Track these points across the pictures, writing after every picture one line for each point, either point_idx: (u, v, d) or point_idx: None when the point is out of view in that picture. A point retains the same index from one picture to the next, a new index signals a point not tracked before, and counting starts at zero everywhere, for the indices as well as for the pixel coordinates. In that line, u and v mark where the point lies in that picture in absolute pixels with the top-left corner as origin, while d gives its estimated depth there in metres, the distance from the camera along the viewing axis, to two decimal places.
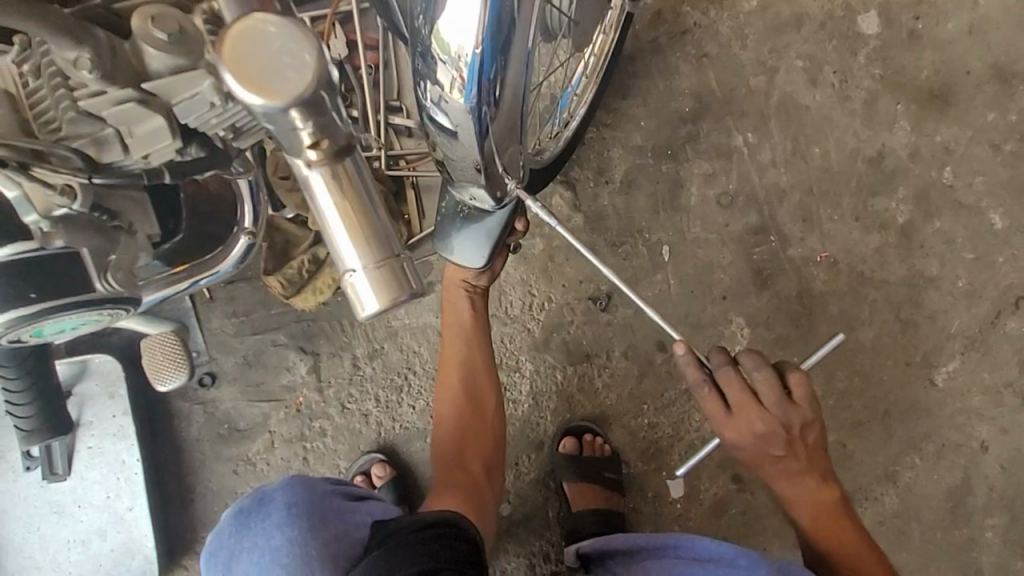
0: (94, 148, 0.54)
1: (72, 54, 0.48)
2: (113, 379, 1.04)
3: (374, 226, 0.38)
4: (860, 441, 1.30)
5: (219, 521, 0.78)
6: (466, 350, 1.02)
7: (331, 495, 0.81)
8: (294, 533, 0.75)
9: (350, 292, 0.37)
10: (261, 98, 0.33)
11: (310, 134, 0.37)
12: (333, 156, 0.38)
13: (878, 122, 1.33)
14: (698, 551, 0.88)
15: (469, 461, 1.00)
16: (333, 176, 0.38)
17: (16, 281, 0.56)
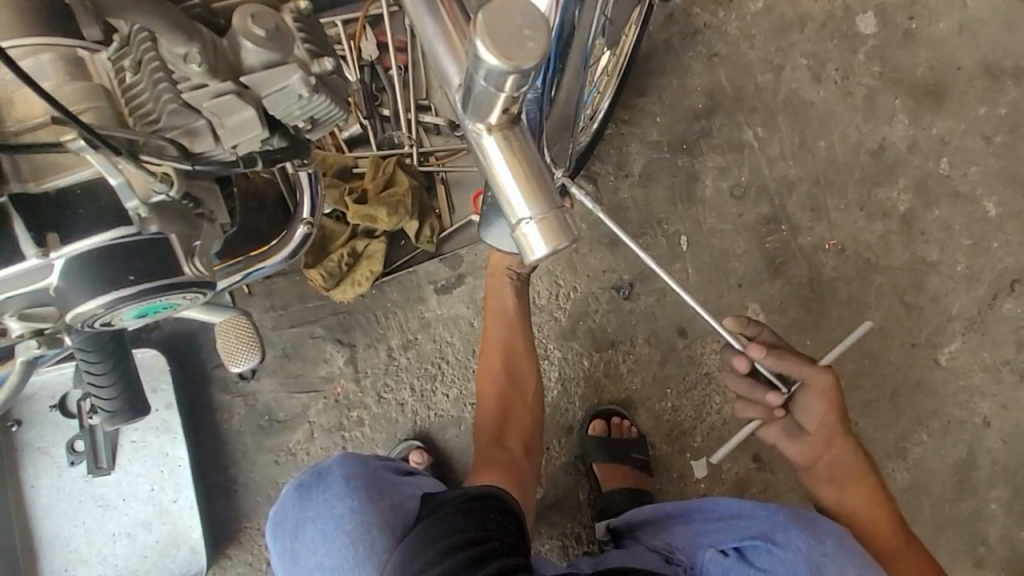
0: (188, 139, 0.58)
1: (182, 49, 0.51)
2: (156, 373, 1.07)
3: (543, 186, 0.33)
4: (871, 420, 1.36)
5: (282, 492, 0.81)
6: (507, 333, 1.06)
7: (383, 469, 0.85)
8: (355, 503, 0.79)
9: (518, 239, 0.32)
10: (496, 61, 0.28)
11: (507, 101, 0.31)
12: (511, 122, 0.33)
13: (878, 117, 1.40)
14: (721, 511, 0.92)
15: (508, 440, 1.02)
16: (508, 142, 0.33)
17: (114, 264, 0.58)
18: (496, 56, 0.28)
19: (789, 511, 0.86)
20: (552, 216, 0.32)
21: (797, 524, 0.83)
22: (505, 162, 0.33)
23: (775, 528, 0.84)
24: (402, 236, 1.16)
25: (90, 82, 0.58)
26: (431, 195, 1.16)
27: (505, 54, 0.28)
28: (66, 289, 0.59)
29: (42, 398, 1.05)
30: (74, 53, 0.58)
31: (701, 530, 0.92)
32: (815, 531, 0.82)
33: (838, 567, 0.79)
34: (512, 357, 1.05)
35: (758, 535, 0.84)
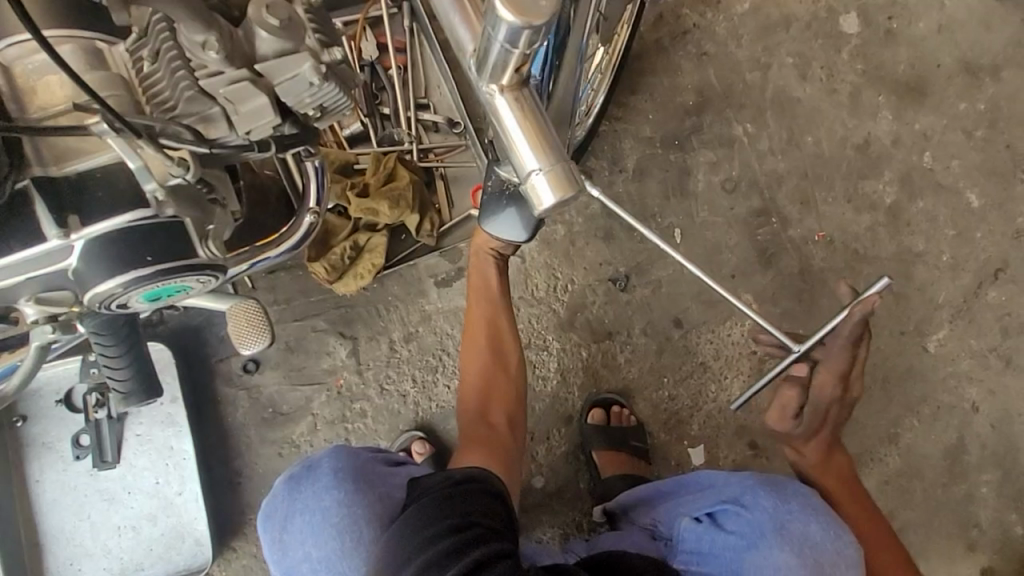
0: (203, 125, 0.61)
1: (201, 37, 0.54)
2: (161, 367, 1.08)
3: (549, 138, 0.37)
4: (862, 406, 1.39)
5: (274, 485, 0.83)
6: (489, 312, 1.08)
7: (373, 461, 0.86)
8: (342, 495, 0.80)
9: (527, 188, 0.37)
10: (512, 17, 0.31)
11: (518, 59, 0.35)
12: (519, 81, 0.37)
13: (863, 113, 1.45)
14: (701, 482, 0.95)
15: (493, 417, 1.03)
16: (516, 99, 0.37)
17: (132, 246, 0.61)
18: (511, 13, 0.31)
19: (757, 476, 0.87)
20: (559, 165, 0.36)
21: (765, 487, 0.84)
22: (517, 119, 0.37)
23: (744, 492, 0.85)
24: (403, 230, 1.18)
25: (109, 71, 0.61)
26: (431, 190, 1.19)
27: (520, 12, 0.32)
28: (85, 270, 0.62)
29: (47, 393, 1.06)
30: (94, 45, 0.61)
31: (681, 501, 0.94)
32: (781, 492, 0.83)
33: (803, 524, 0.80)
34: (496, 334, 1.08)
35: (727, 500, 0.85)
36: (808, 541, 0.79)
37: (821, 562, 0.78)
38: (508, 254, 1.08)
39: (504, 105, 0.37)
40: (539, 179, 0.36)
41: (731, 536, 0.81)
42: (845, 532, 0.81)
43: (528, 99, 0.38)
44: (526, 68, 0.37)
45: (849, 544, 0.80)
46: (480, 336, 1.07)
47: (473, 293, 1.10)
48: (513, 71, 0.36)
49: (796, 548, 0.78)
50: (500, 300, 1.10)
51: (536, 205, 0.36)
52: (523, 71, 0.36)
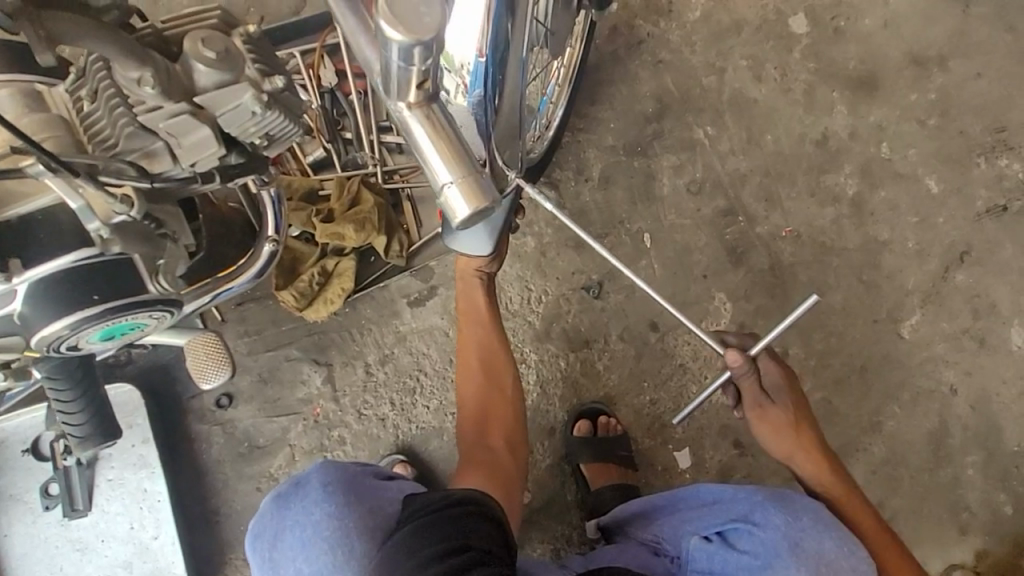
0: (146, 160, 0.61)
1: (135, 73, 0.54)
2: (131, 408, 1.06)
3: (465, 156, 0.37)
4: (843, 397, 1.40)
5: (261, 503, 0.77)
6: (480, 331, 1.07)
7: (362, 474, 0.80)
8: (333, 509, 0.74)
9: (443, 204, 0.38)
10: (399, 33, 0.31)
11: (420, 73, 0.35)
12: (427, 99, 0.37)
13: (819, 109, 1.49)
14: (702, 497, 0.92)
15: (490, 440, 1.02)
16: (428, 121, 0.37)
17: (78, 286, 0.60)
18: (397, 29, 0.31)
19: (765, 490, 0.85)
20: (471, 178, 0.37)
21: (773, 503, 0.82)
22: (427, 136, 0.37)
23: (754, 509, 0.83)
24: (371, 253, 1.18)
25: (48, 113, 0.61)
26: (397, 211, 1.19)
27: (407, 27, 0.31)
28: (31, 315, 0.60)
29: (13, 444, 1.03)
30: (33, 87, 0.61)
31: (684, 518, 0.91)
32: (791, 507, 0.82)
33: (817, 541, 0.79)
34: (489, 355, 1.06)
35: (737, 518, 0.83)
36: (823, 558, 0.78)
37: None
38: (493, 270, 1.07)
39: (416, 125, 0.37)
40: (452, 194, 0.37)
41: (745, 556, 0.80)
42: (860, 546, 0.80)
43: (442, 118, 0.37)
44: (431, 84, 0.36)
45: (863, 559, 0.79)
46: (473, 358, 1.06)
47: (463, 315, 1.09)
48: (418, 86, 0.35)
49: (813, 567, 0.77)
50: (491, 317, 1.09)
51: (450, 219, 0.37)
52: (426, 88, 0.35)
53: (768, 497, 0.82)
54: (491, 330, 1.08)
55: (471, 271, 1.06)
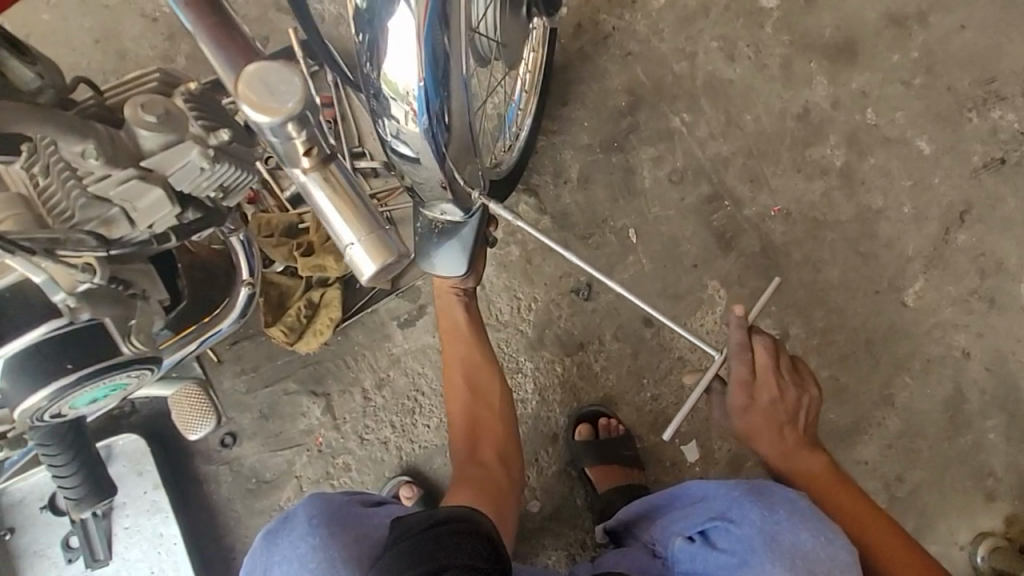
0: (104, 227, 0.62)
1: (79, 147, 0.55)
2: (140, 456, 1.09)
3: (363, 212, 0.43)
4: (850, 372, 1.37)
5: (251, 541, 0.78)
6: (464, 350, 1.08)
7: (349, 503, 0.82)
8: (317, 542, 0.75)
9: (349, 260, 0.42)
10: (268, 116, 0.37)
11: (303, 143, 0.40)
12: (322, 162, 0.42)
13: (797, 82, 1.45)
14: (692, 494, 0.91)
15: (481, 455, 1.04)
16: (326, 180, 0.42)
17: (53, 355, 0.62)
18: (264, 113, 0.37)
19: (743, 484, 0.83)
20: (373, 237, 0.42)
21: (749, 497, 0.81)
22: (330, 199, 0.42)
23: (730, 506, 0.82)
24: (356, 279, 1.19)
25: (7, 191, 0.62)
26: None
27: (270, 111, 0.37)
28: (11, 389, 0.63)
29: (32, 501, 1.07)
30: None
31: (671, 518, 0.90)
32: (768, 500, 0.80)
33: (792, 534, 0.77)
34: (474, 370, 1.08)
35: (715, 516, 0.83)
36: (799, 550, 0.76)
37: (813, 572, 0.75)
38: (470, 287, 1.06)
39: (314, 186, 0.42)
40: (356, 251, 0.42)
41: (723, 555, 0.79)
42: (837, 534, 0.78)
43: (337, 177, 0.42)
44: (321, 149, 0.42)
45: (842, 545, 0.77)
46: (458, 376, 1.08)
47: (446, 334, 1.10)
48: (303, 154, 0.41)
49: (789, 562, 0.75)
50: (475, 335, 1.10)
51: (356, 274, 0.42)
52: (313, 153, 0.41)
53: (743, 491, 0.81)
54: (476, 350, 1.09)
55: (451, 295, 1.07)
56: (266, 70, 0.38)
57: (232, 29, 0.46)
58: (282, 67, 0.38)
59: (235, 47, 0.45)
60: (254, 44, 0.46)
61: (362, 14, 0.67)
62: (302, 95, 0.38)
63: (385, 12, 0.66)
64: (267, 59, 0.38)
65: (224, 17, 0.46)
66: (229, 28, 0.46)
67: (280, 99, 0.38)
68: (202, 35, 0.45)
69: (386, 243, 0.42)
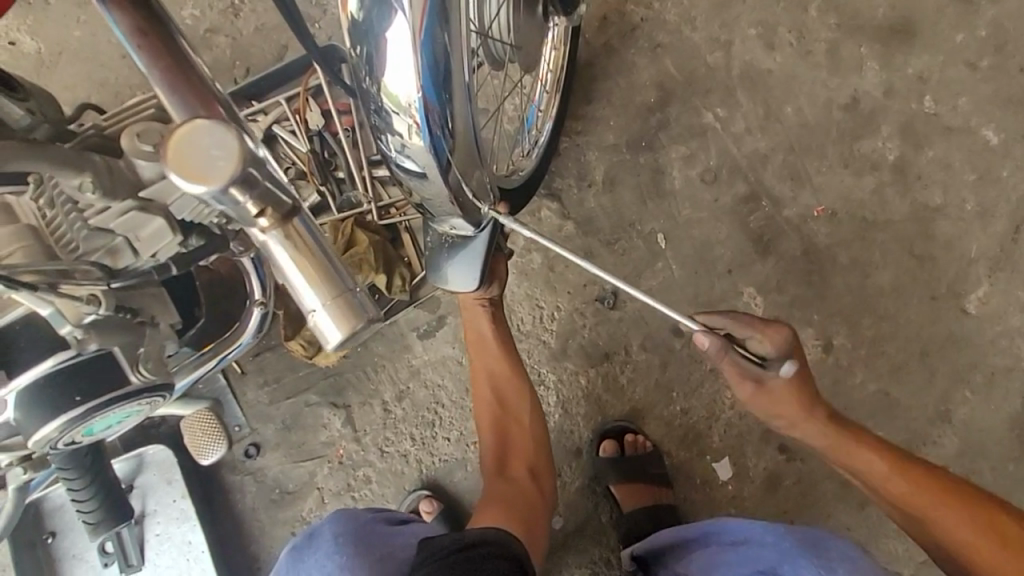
0: (110, 257, 0.62)
1: (76, 180, 0.56)
2: (168, 465, 1.11)
3: (329, 271, 0.43)
4: (902, 386, 1.26)
5: (277, 559, 0.77)
6: (492, 362, 1.06)
7: (376, 521, 0.81)
8: (342, 561, 0.74)
9: (315, 327, 0.43)
10: (201, 185, 0.37)
11: (254, 205, 0.40)
12: (282, 218, 0.42)
13: (845, 69, 1.34)
14: (732, 534, 0.86)
15: (511, 471, 1.03)
16: (287, 238, 0.42)
17: (62, 388, 0.62)
18: (200, 185, 0.36)
19: (795, 536, 0.78)
20: (337, 303, 0.42)
21: (805, 553, 0.75)
22: (293, 260, 0.42)
23: (783, 561, 0.76)
24: (375, 291, 1.17)
25: (18, 224, 0.60)
26: (397, 244, 1.17)
27: (206, 178, 0.37)
28: (24, 420, 0.63)
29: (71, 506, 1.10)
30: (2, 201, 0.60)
31: (715, 561, 0.84)
32: (827, 558, 0.74)
33: None
34: (502, 383, 1.05)
35: (764, 571, 0.78)
36: None
37: None
38: (496, 295, 1.03)
39: (273, 244, 0.42)
40: (321, 317, 0.42)
41: None
42: None
43: (299, 234, 0.43)
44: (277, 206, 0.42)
45: None
46: (486, 389, 1.06)
47: (473, 345, 1.07)
48: (258, 215, 0.41)
49: None
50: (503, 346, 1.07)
51: (322, 342, 0.42)
52: (265, 214, 0.41)
53: (797, 547, 0.76)
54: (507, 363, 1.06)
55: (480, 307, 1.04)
56: (203, 130, 0.37)
57: (187, 68, 0.46)
58: (220, 130, 0.37)
59: (190, 90, 0.46)
60: (213, 86, 0.47)
61: (359, 25, 0.63)
62: (239, 154, 0.38)
63: (383, 22, 0.62)
64: (206, 118, 0.38)
65: (178, 57, 0.46)
66: (182, 66, 0.46)
67: (216, 165, 0.37)
68: (157, 79, 0.45)
69: (353, 309, 0.42)
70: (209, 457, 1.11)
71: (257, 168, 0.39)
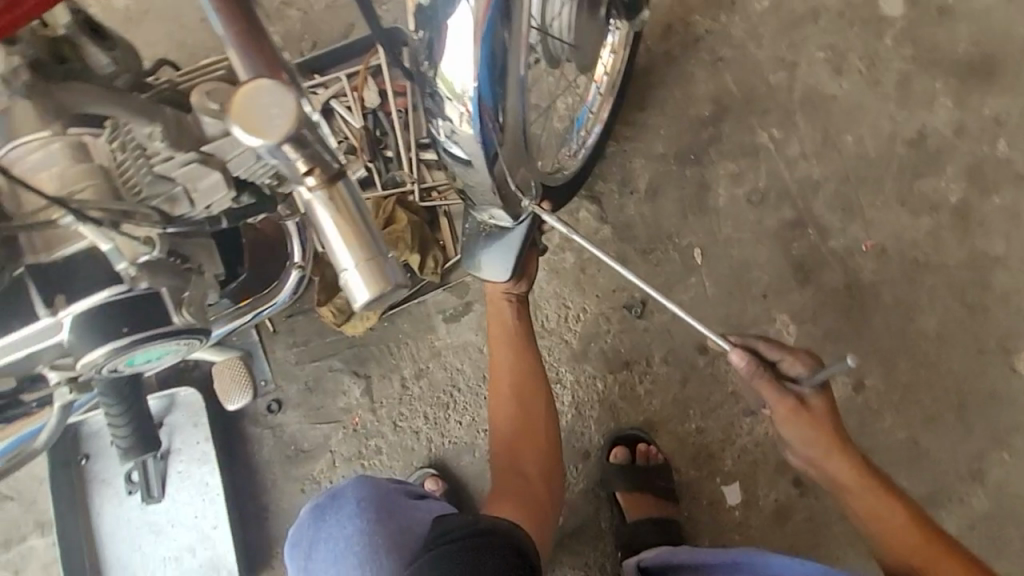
0: (169, 204, 0.65)
1: (147, 129, 0.59)
2: (196, 408, 1.18)
3: (364, 234, 0.45)
4: (934, 437, 1.20)
5: (300, 514, 0.80)
6: (514, 359, 1.06)
7: (395, 492, 0.83)
8: (364, 526, 0.76)
9: (345, 285, 0.45)
10: (258, 138, 0.39)
11: (304, 163, 0.43)
12: (328, 180, 0.45)
13: (915, 103, 1.28)
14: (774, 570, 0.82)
15: (523, 469, 1.03)
16: (331, 200, 0.45)
17: (113, 319, 0.68)
18: (256, 138, 0.39)
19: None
20: (368, 265, 0.45)
21: None
22: (333, 220, 0.45)
23: None
24: (408, 269, 1.20)
25: (93, 163, 0.65)
26: (435, 228, 1.20)
27: (263, 134, 0.39)
28: (75, 343, 0.69)
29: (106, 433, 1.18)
30: (81, 139, 0.65)
31: None
32: None
33: None
34: (522, 381, 1.06)
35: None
36: None
37: None
38: (523, 291, 1.06)
39: (317, 202, 0.45)
40: (352, 276, 0.45)
41: None
42: None
43: (342, 197, 0.45)
44: (324, 168, 0.45)
45: None
46: (505, 385, 1.07)
47: (495, 340, 1.09)
48: (307, 173, 0.44)
49: None
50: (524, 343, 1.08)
51: (351, 300, 0.45)
52: (313, 174, 0.44)
53: None
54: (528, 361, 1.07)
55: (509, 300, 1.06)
56: (267, 88, 0.40)
57: (259, 36, 0.49)
58: (283, 90, 0.40)
59: (256, 50, 0.49)
60: (279, 52, 0.50)
61: (423, 11, 0.65)
62: (295, 115, 0.40)
63: (447, 9, 0.64)
64: (269, 78, 0.40)
65: (251, 22, 0.49)
66: (254, 34, 0.49)
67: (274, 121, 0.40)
68: (232, 42, 0.49)
69: (383, 273, 0.44)
70: (235, 404, 1.17)
71: (310, 130, 0.42)
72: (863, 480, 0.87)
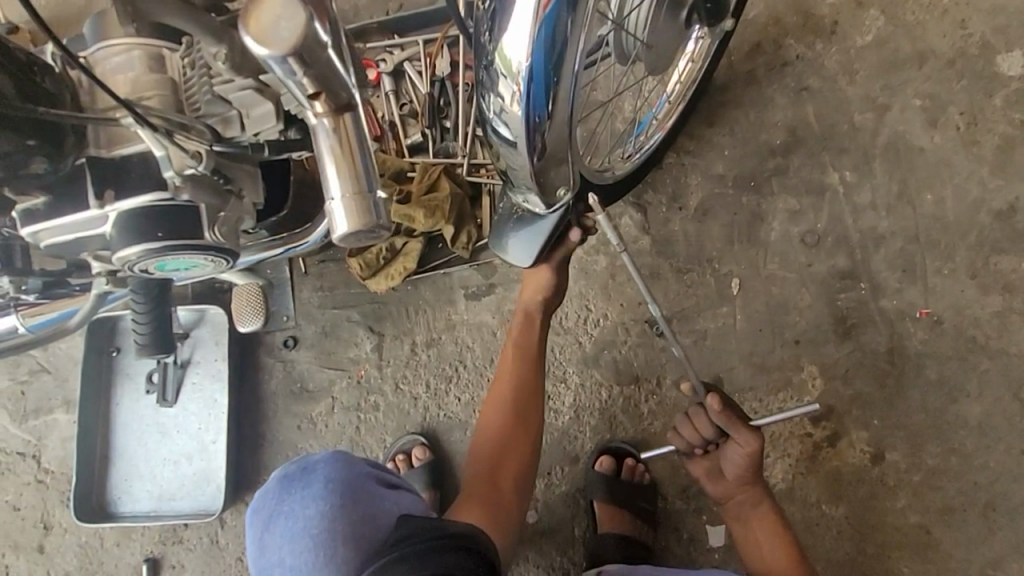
0: (222, 125, 0.70)
1: (214, 49, 0.62)
2: (220, 328, 1.24)
3: (357, 168, 0.50)
4: (950, 531, 1.11)
5: (267, 480, 0.75)
6: (525, 361, 1.04)
7: (369, 477, 0.77)
8: (326, 509, 0.71)
9: (329, 212, 0.49)
10: (264, 47, 0.42)
11: (311, 84, 0.46)
12: (335, 112, 0.49)
13: (1012, 172, 1.18)
14: None
15: (499, 475, 0.97)
16: (335, 129, 0.50)
17: (151, 222, 0.72)
18: (263, 47, 0.42)
19: None
20: (352, 198, 0.49)
21: None
22: (331, 148, 0.50)
23: None
24: (441, 239, 1.21)
25: (165, 74, 0.69)
26: (475, 204, 1.21)
27: (270, 45, 0.42)
28: (115, 237, 0.74)
29: None
30: (160, 52, 0.69)
31: None
32: None
33: None
34: (527, 384, 1.03)
35: None
36: None
37: None
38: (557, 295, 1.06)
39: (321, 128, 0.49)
40: (338, 206, 0.49)
41: None
42: None
43: (346, 129, 0.50)
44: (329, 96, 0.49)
45: None
46: (508, 385, 1.03)
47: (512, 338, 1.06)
48: (313, 96, 0.47)
49: None
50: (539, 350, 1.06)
51: (331, 227, 0.49)
52: (316, 97, 0.47)
53: None
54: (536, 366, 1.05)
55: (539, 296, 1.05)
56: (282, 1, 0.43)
57: None
58: (294, 4, 0.42)
59: None
60: None
61: None
62: (303, 28, 0.42)
63: None
64: None
65: None
66: None
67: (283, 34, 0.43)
68: None
69: (365, 209, 0.48)
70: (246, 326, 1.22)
71: (319, 50, 0.44)
72: (770, 519, 1.00)
